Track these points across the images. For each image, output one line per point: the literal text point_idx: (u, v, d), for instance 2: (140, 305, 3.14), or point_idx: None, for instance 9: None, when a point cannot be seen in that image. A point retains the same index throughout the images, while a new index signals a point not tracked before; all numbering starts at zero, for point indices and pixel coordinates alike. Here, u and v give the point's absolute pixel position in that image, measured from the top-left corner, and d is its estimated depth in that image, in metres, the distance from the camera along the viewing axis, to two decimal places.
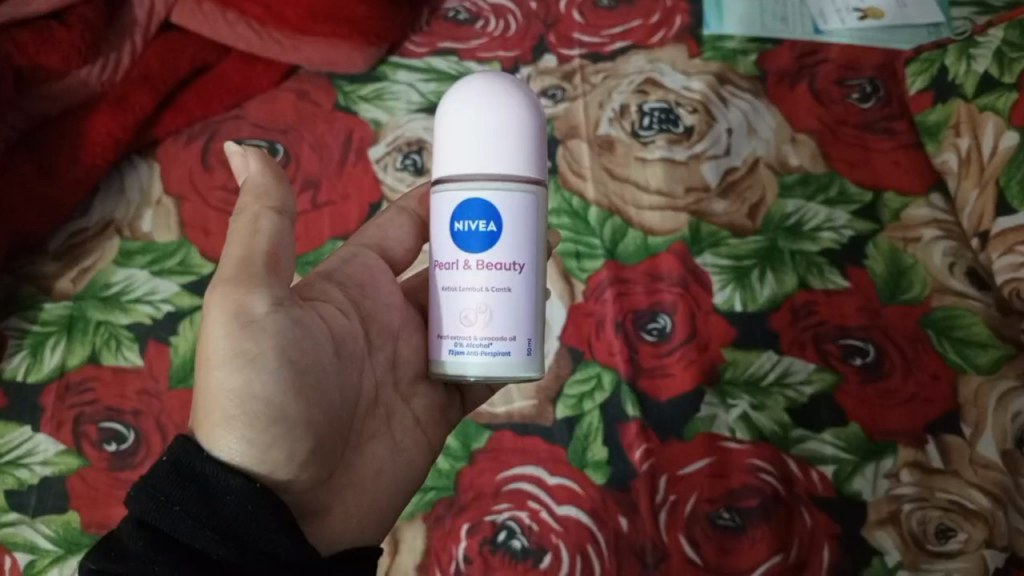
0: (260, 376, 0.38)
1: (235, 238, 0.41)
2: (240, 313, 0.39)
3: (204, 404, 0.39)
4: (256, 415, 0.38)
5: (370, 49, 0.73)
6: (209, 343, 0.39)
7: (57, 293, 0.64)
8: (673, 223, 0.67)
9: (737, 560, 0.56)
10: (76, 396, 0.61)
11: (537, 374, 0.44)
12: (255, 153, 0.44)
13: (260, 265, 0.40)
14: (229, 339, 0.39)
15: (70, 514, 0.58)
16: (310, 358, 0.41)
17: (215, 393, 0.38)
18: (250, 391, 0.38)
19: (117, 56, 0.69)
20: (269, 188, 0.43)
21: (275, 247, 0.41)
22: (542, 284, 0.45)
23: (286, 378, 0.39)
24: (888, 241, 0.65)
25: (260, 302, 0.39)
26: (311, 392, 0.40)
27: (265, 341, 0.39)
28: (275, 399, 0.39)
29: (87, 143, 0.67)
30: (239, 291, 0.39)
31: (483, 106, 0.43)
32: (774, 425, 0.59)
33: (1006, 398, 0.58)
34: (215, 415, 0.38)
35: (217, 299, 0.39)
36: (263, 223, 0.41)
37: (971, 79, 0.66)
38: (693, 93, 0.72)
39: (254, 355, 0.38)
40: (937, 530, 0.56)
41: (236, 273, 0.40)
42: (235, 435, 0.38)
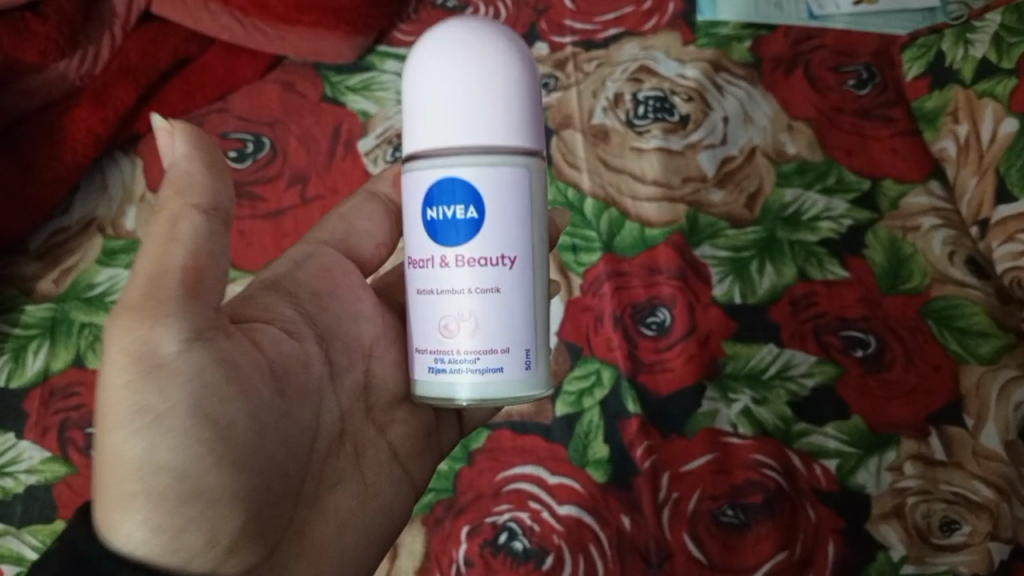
0: (168, 439, 0.36)
1: (147, 253, 0.38)
2: (145, 358, 0.36)
3: (103, 470, 0.36)
4: (162, 488, 0.35)
5: (356, 38, 0.70)
6: (107, 396, 0.36)
7: (39, 294, 0.62)
8: (671, 214, 0.66)
9: (741, 557, 0.55)
10: (62, 401, 0.59)
11: (539, 390, 0.42)
12: (180, 130, 0.41)
13: (173, 285, 0.37)
14: (132, 393, 0.36)
15: (58, 523, 0.56)
16: (233, 409, 0.38)
17: (117, 464, 0.35)
18: (155, 458, 0.35)
19: (96, 48, 0.67)
20: (195, 181, 0.40)
21: (196, 260, 0.38)
22: (539, 283, 0.43)
23: (201, 438, 0.36)
24: (887, 230, 0.65)
25: (167, 344, 0.36)
26: (234, 451, 0.37)
27: (174, 395, 0.36)
28: (186, 467, 0.36)
29: (66, 139, 0.65)
30: (145, 329, 0.36)
31: (464, 58, 0.40)
32: (776, 419, 0.59)
33: (1008, 388, 0.58)
34: (117, 488, 0.35)
35: (116, 339, 0.36)
36: (184, 227, 0.38)
37: (969, 65, 0.68)
38: (688, 81, 0.71)
39: (158, 414, 0.36)
40: (942, 523, 0.55)
41: (142, 302, 0.36)
42: (138, 513, 0.35)
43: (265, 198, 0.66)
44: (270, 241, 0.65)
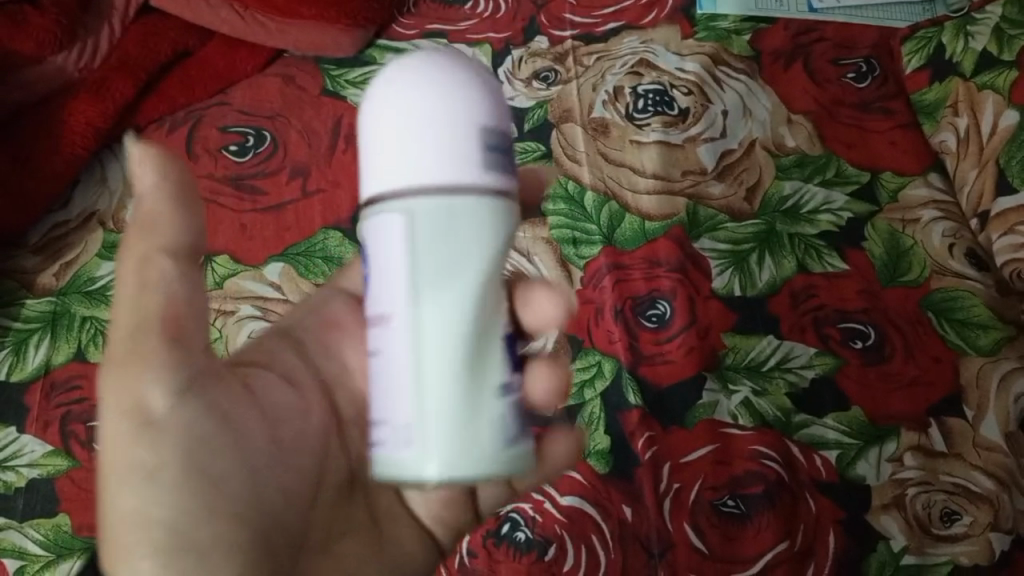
0: (159, 493, 0.36)
1: (124, 303, 0.38)
2: (137, 413, 0.37)
3: (108, 525, 0.37)
4: (154, 542, 0.36)
5: (357, 31, 0.71)
6: (106, 450, 0.37)
7: (39, 288, 0.62)
8: (670, 208, 0.66)
9: (742, 548, 0.54)
10: (62, 395, 0.58)
11: (412, 473, 0.35)
12: (150, 161, 0.38)
13: (155, 335, 0.37)
14: (128, 447, 0.37)
15: (61, 517, 0.55)
16: (224, 459, 0.38)
17: (120, 517, 0.36)
18: (148, 512, 0.36)
19: (95, 40, 0.69)
20: (160, 220, 0.38)
21: (173, 308, 0.38)
22: (422, 345, 0.36)
23: (194, 489, 0.37)
24: (886, 222, 0.65)
25: (156, 397, 0.37)
26: (226, 503, 0.37)
27: (165, 447, 0.37)
28: (177, 521, 0.36)
29: (65, 132, 0.65)
30: (134, 385, 0.37)
31: (376, 99, 0.37)
32: (776, 411, 0.58)
33: (1007, 379, 0.58)
34: (115, 541, 0.36)
35: (110, 392, 0.37)
36: (155, 272, 0.38)
37: (969, 57, 0.68)
38: (688, 74, 0.71)
39: (150, 467, 0.36)
40: (943, 514, 0.55)
41: (127, 358, 0.37)
42: (134, 568, 0.35)
43: (266, 191, 0.66)
44: (271, 234, 0.64)
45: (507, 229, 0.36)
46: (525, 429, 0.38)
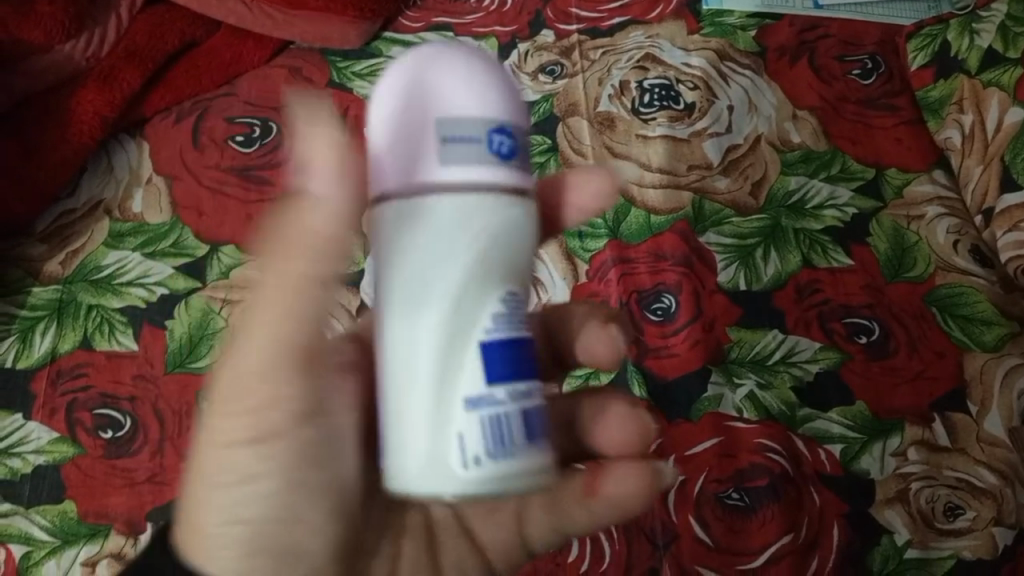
0: (254, 499, 0.36)
1: (264, 305, 0.35)
2: (258, 424, 0.35)
3: (195, 507, 0.36)
4: (239, 543, 0.36)
5: (364, 24, 0.71)
6: (208, 438, 0.36)
7: (45, 276, 0.62)
8: (676, 202, 0.66)
9: (747, 541, 0.54)
10: (68, 382, 0.58)
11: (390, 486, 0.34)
12: (340, 158, 0.33)
13: (289, 353, 0.35)
14: (240, 451, 0.36)
15: (67, 503, 0.55)
16: (321, 480, 0.37)
17: (212, 508, 0.36)
18: (235, 513, 0.36)
19: (102, 30, 0.69)
20: (324, 237, 0.34)
21: (310, 329, 0.35)
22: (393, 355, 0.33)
23: (286, 502, 0.36)
24: (891, 218, 0.65)
25: (280, 416, 0.35)
26: (310, 521, 0.37)
27: (274, 463, 0.36)
28: (263, 527, 0.36)
29: (73, 121, 0.65)
30: (262, 396, 0.35)
31: None
32: (781, 405, 0.58)
33: (1011, 375, 0.58)
34: (200, 530, 0.36)
35: (234, 395, 0.35)
36: (303, 292, 0.34)
37: (974, 55, 0.68)
38: (693, 70, 0.71)
39: (254, 474, 0.36)
40: (946, 508, 0.55)
41: (257, 365, 0.35)
42: (217, 558, 0.36)
43: (272, 182, 0.66)
44: None
45: (483, 226, 0.33)
46: (522, 450, 0.32)
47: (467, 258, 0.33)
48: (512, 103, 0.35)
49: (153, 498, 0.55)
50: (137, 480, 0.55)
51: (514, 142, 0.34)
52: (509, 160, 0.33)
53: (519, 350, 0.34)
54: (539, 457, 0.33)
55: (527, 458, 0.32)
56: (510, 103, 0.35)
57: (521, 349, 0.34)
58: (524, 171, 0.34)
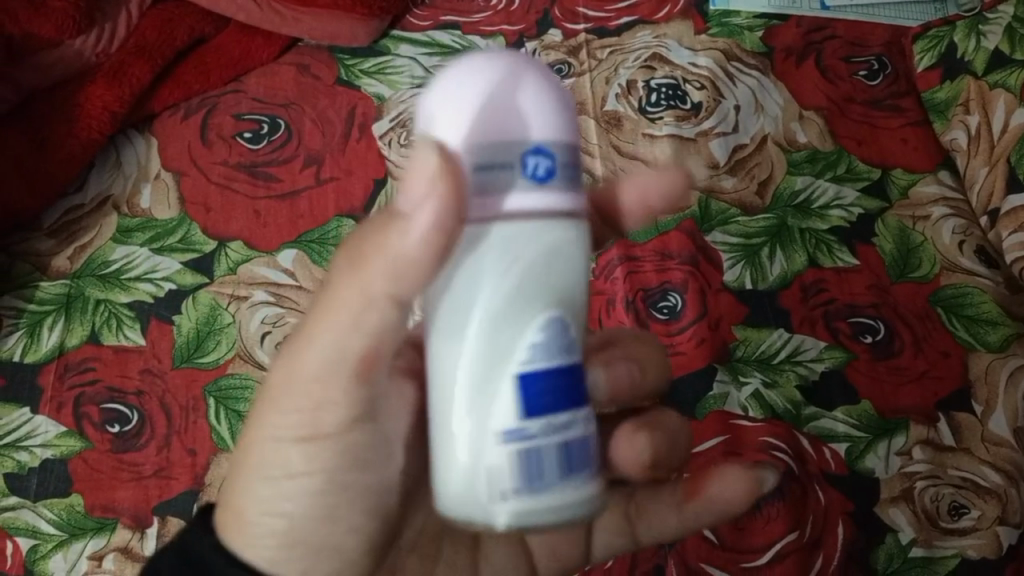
0: (297, 495, 0.36)
1: (329, 322, 0.33)
2: (309, 427, 0.35)
3: (240, 493, 0.37)
4: (277, 533, 0.37)
5: (373, 21, 0.72)
6: (258, 429, 0.37)
7: (53, 271, 0.62)
8: (682, 201, 0.66)
9: (752, 538, 0.54)
10: (76, 376, 0.58)
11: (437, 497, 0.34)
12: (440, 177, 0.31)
13: (347, 371, 0.34)
14: (287, 448, 0.36)
15: (74, 497, 0.55)
16: (364, 481, 0.38)
17: (256, 496, 0.37)
18: (279, 505, 0.37)
19: (112, 25, 0.70)
20: (403, 270, 0.31)
21: (372, 349, 0.34)
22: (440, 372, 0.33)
23: (326, 502, 0.37)
24: (897, 218, 0.65)
25: (330, 418, 0.35)
26: (351, 520, 0.38)
27: (317, 464, 0.36)
28: (304, 523, 0.37)
29: (82, 116, 0.66)
30: (314, 404, 0.35)
31: None
32: (787, 403, 0.58)
33: (1015, 376, 0.58)
34: (242, 517, 0.37)
35: (286, 393, 0.35)
36: (371, 315, 0.33)
37: (981, 56, 0.68)
38: (700, 69, 0.72)
39: (299, 472, 0.36)
40: (951, 507, 0.55)
41: (314, 376, 0.34)
42: (255, 543, 0.37)
43: (280, 178, 0.66)
44: (285, 221, 0.65)
45: (523, 255, 0.32)
46: (557, 485, 0.32)
47: (506, 289, 0.32)
48: (556, 118, 0.33)
49: (159, 492, 0.55)
50: (143, 474, 0.56)
51: (553, 161, 0.32)
52: (548, 182, 0.32)
53: (564, 381, 0.32)
54: (575, 492, 0.32)
55: (564, 492, 0.32)
56: (554, 120, 0.33)
57: (566, 379, 0.32)
58: (569, 190, 0.33)
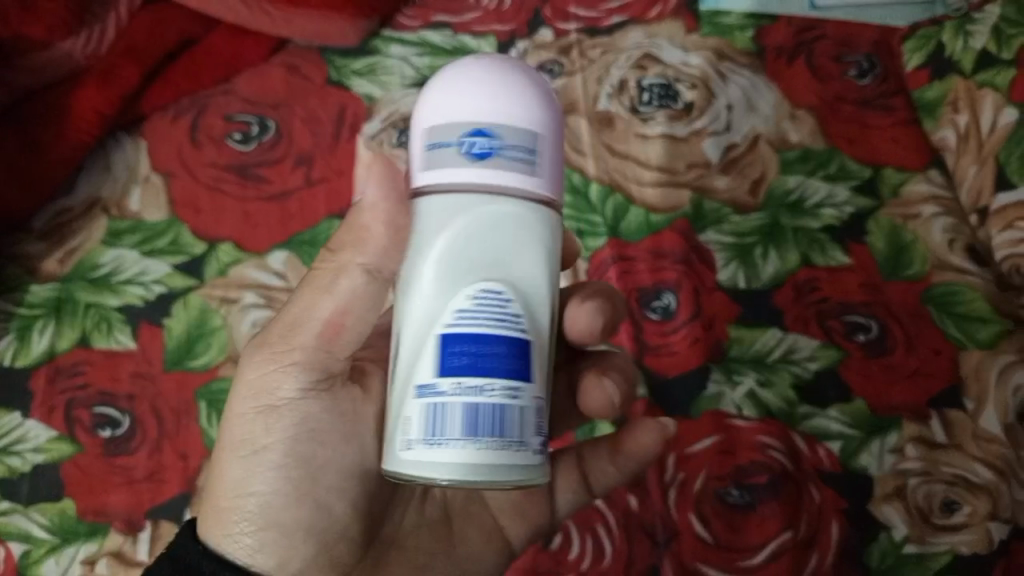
0: (264, 477, 0.43)
1: (299, 301, 0.43)
2: (266, 396, 0.43)
3: (217, 489, 0.44)
4: (248, 519, 0.43)
5: (362, 22, 0.71)
6: (227, 418, 0.45)
7: (43, 274, 0.62)
8: (675, 201, 0.66)
9: (747, 537, 0.55)
10: (67, 380, 0.58)
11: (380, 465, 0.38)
12: (376, 170, 0.40)
13: (310, 336, 0.43)
14: (250, 424, 0.44)
15: (66, 501, 0.54)
16: (325, 455, 0.44)
17: (226, 484, 0.44)
18: (247, 485, 0.43)
19: (102, 26, 0.68)
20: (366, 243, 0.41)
21: (336, 318, 0.42)
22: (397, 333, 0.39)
23: (288, 475, 0.43)
24: (888, 217, 0.66)
25: (289, 388, 0.43)
26: (313, 495, 0.44)
27: (276, 436, 0.43)
28: (273, 502, 0.43)
29: (72, 117, 0.65)
30: (276, 371, 0.43)
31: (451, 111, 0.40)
32: (781, 402, 0.59)
33: (1006, 372, 0.59)
34: (220, 508, 0.44)
35: (253, 374, 0.44)
36: (342, 283, 0.42)
37: (969, 56, 0.70)
38: (691, 69, 0.72)
39: (261, 448, 0.43)
40: (943, 504, 0.55)
41: (281, 346, 0.43)
42: (232, 533, 0.43)
43: (270, 179, 0.66)
44: (276, 223, 0.64)
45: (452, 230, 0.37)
46: (454, 441, 0.36)
47: (438, 259, 0.37)
48: (521, 104, 0.37)
49: (151, 496, 0.55)
50: (135, 478, 0.55)
51: (495, 142, 0.37)
52: (487, 160, 0.37)
53: (484, 348, 0.36)
54: (473, 452, 0.35)
55: (464, 447, 0.35)
56: (515, 106, 0.37)
57: (489, 347, 0.36)
58: (513, 168, 0.37)
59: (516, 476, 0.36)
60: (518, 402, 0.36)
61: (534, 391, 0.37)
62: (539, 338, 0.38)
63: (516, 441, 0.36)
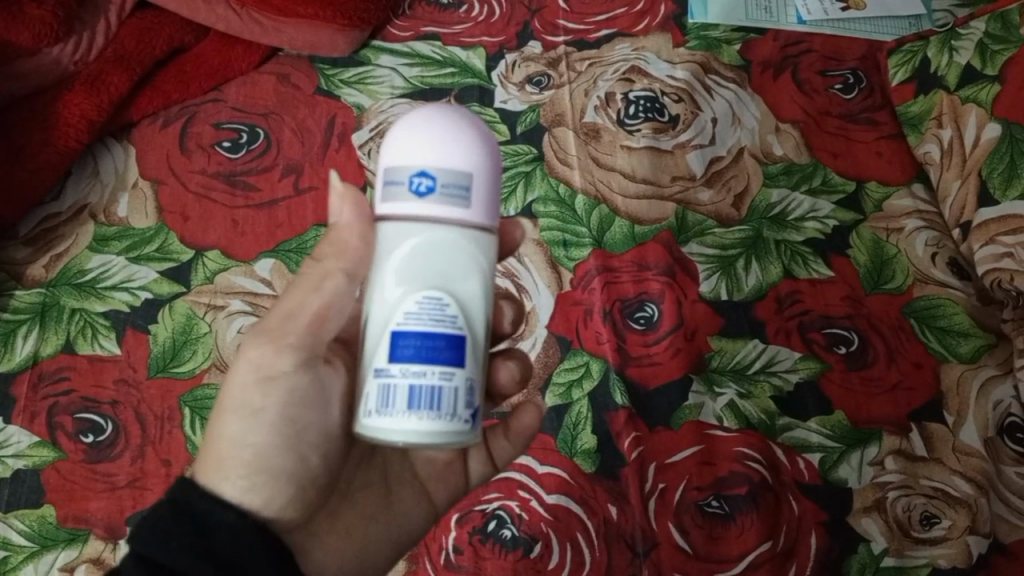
0: (258, 430, 0.41)
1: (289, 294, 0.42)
2: (265, 368, 0.41)
3: (211, 448, 0.41)
4: (243, 470, 0.40)
5: (353, 32, 0.72)
6: (225, 387, 0.42)
7: (28, 279, 0.62)
8: (660, 213, 0.67)
9: (725, 548, 0.54)
10: (50, 386, 0.58)
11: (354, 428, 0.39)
12: (350, 197, 0.41)
13: (302, 324, 0.42)
14: (245, 389, 0.41)
15: (46, 507, 0.54)
16: (308, 418, 0.42)
17: (222, 440, 0.41)
18: (245, 439, 0.40)
19: (91, 34, 0.69)
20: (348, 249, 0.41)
21: (327, 309, 0.42)
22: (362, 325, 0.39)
23: (281, 433, 0.41)
24: (871, 231, 0.66)
25: (287, 359, 0.41)
26: (303, 446, 0.42)
27: (273, 398, 0.41)
28: (267, 451, 0.41)
29: (60, 124, 0.65)
30: (273, 345, 0.41)
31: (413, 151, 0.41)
32: (761, 413, 0.59)
33: (987, 385, 0.59)
34: (213, 460, 0.41)
35: (250, 347, 0.42)
36: (328, 284, 0.42)
37: (953, 71, 0.69)
38: (677, 82, 0.73)
39: (263, 406, 0.41)
40: (922, 517, 0.55)
41: (275, 326, 0.42)
42: (222, 482, 0.40)
43: (259, 188, 0.66)
44: (263, 230, 0.65)
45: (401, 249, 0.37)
46: (400, 412, 0.36)
47: (390, 271, 0.37)
48: (460, 145, 0.38)
49: (133, 502, 0.55)
50: (117, 484, 0.55)
51: (435, 182, 0.37)
52: (428, 197, 0.37)
53: (428, 340, 0.36)
54: (417, 422, 0.35)
55: (408, 418, 0.35)
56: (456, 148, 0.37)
57: (430, 339, 0.36)
58: (450, 204, 0.37)
59: (457, 445, 0.37)
60: (456, 382, 0.36)
61: (469, 374, 0.37)
62: (477, 346, 0.38)
63: (452, 415, 0.36)
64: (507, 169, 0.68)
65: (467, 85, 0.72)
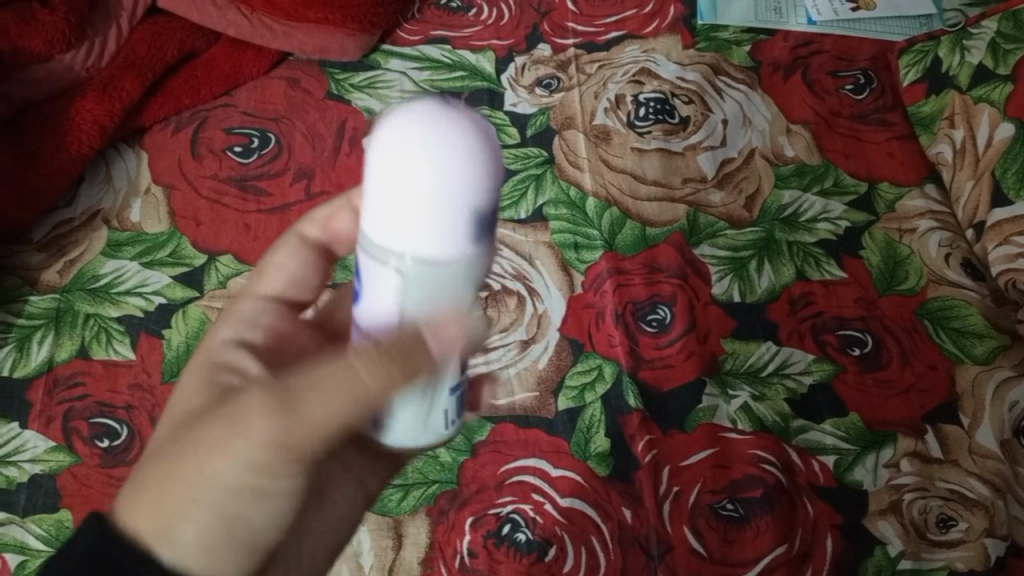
0: (258, 514, 0.36)
1: (339, 384, 0.34)
2: (288, 462, 0.35)
3: (176, 504, 0.34)
4: (211, 541, 0.35)
5: (363, 35, 0.73)
6: (214, 433, 0.34)
7: (42, 285, 0.62)
8: (672, 214, 0.67)
9: (740, 551, 0.54)
10: (65, 391, 0.58)
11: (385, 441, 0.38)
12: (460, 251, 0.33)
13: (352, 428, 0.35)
14: (258, 472, 0.34)
15: (63, 512, 0.54)
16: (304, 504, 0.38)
17: (201, 503, 0.34)
18: (204, 504, 0.34)
19: (103, 40, 0.69)
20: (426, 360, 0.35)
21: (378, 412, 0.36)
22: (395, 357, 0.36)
23: (279, 519, 0.37)
24: (884, 232, 0.66)
25: (311, 454, 0.35)
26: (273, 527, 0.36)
27: (286, 489, 0.36)
28: (259, 536, 0.36)
29: (72, 131, 0.66)
30: (307, 443, 0.34)
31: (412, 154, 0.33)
32: (775, 416, 0.58)
33: (1002, 387, 0.59)
34: (173, 517, 0.34)
35: (272, 426, 0.33)
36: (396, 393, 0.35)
37: (965, 70, 0.69)
38: (688, 84, 0.73)
39: (263, 491, 0.35)
40: (939, 519, 0.55)
41: (316, 423, 0.34)
42: (183, 548, 0.34)
43: (271, 192, 0.66)
44: (275, 234, 0.65)
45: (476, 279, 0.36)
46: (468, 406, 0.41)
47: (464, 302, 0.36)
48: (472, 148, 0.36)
49: None
50: None
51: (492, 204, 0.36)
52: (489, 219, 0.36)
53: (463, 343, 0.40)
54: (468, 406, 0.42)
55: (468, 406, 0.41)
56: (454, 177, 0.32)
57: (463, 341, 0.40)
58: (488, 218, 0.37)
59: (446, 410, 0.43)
60: None
61: None
62: None
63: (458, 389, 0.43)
64: (517, 172, 0.68)
65: (477, 88, 0.72)
